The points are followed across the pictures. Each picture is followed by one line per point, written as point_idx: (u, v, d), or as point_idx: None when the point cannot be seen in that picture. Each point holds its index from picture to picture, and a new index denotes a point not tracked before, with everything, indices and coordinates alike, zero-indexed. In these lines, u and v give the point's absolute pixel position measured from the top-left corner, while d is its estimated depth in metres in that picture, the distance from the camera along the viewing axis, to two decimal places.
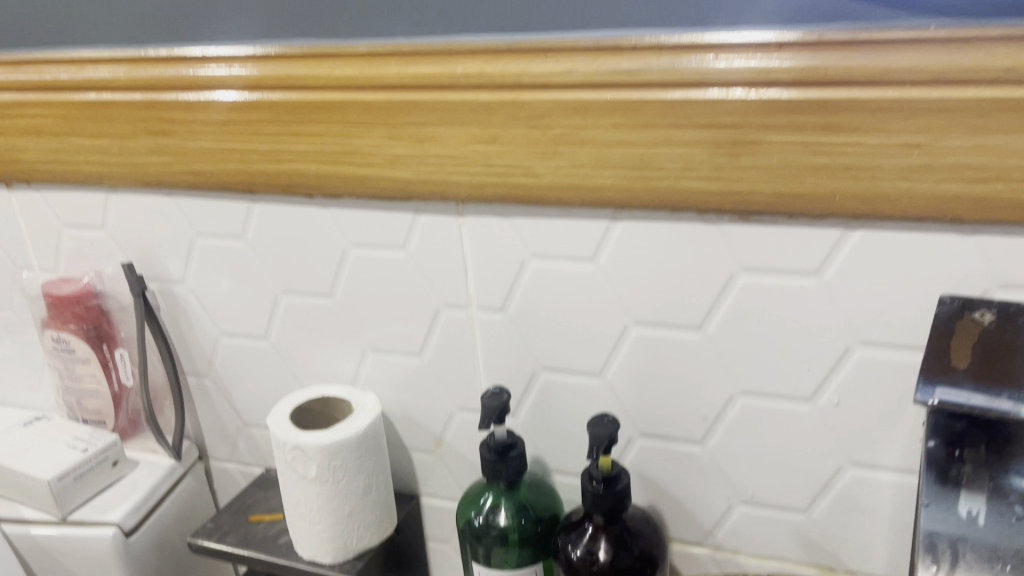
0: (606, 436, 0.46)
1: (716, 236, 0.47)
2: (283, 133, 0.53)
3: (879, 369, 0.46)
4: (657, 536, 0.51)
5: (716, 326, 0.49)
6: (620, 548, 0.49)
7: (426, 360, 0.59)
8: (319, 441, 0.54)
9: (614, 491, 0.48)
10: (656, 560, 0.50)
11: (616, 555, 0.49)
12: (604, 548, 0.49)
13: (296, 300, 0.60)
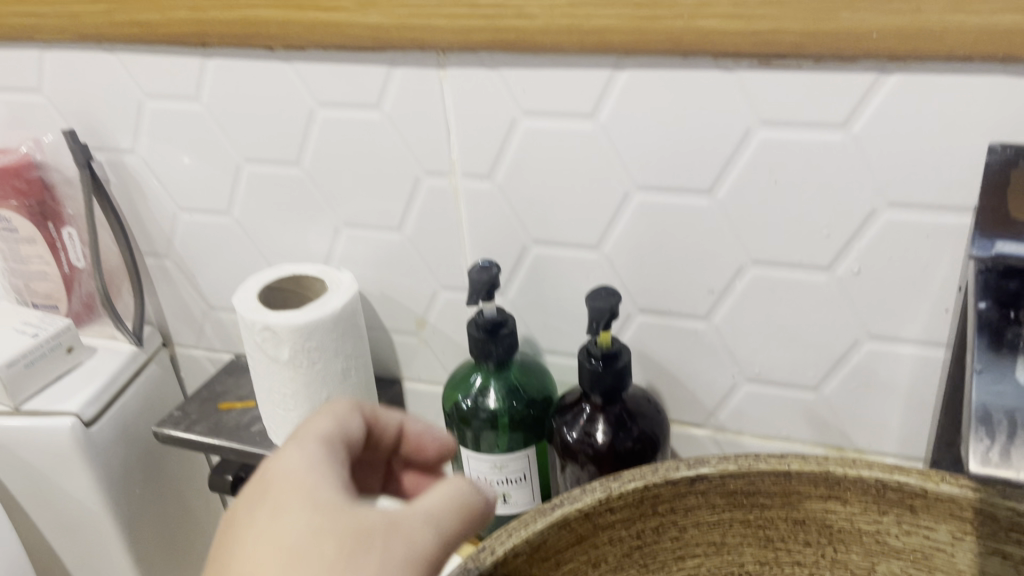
0: (608, 309, 0.42)
1: (732, 85, 0.42)
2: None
3: (906, 233, 0.42)
4: (659, 416, 0.48)
5: (727, 190, 0.44)
6: (619, 429, 0.46)
7: (406, 236, 0.54)
8: (290, 321, 0.49)
9: (615, 370, 0.44)
10: (658, 443, 0.47)
11: (614, 437, 0.45)
12: (602, 429, 0.45)
13: (261, 170, 0.55)
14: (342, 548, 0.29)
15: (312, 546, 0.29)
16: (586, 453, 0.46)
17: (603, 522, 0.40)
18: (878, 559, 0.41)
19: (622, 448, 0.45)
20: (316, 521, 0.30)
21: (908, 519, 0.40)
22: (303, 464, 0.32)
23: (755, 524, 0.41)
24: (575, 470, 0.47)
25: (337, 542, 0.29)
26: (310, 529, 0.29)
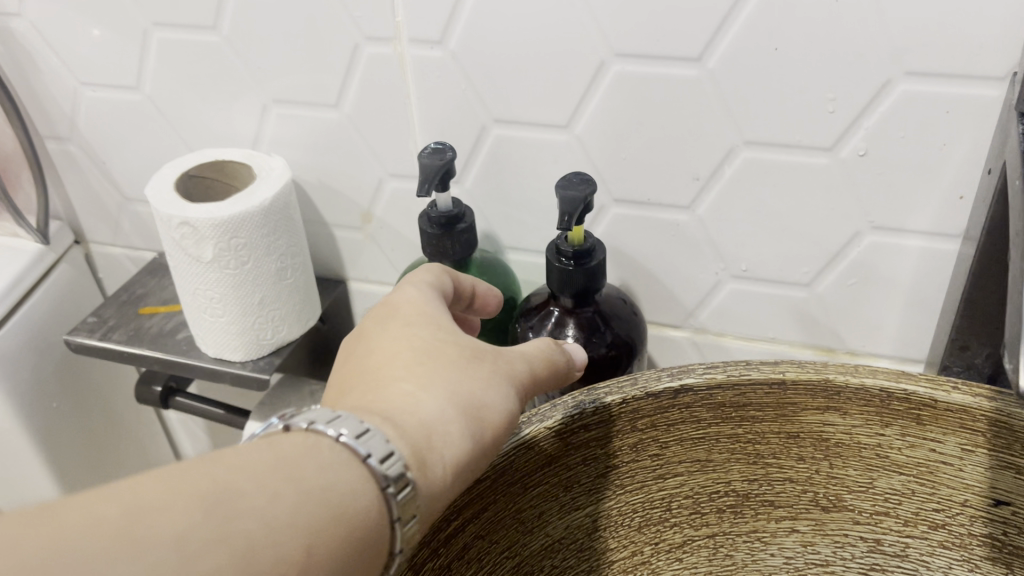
0: (582, 200, 0.36)
1: None
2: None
3: (925, 109, 0.37)
4: (637, 318, 0.43)
5: (720, 59, 0.38)
6: (592, 334, 0.40)
7: (346, 115, 0.46)
8: (211, 216, 0.43)
9: (588, 268, 0.38)
10: (634, 347, 0.42)
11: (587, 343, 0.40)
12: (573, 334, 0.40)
13: (171, 37, 0.46)
14: (469, 355, 0.30)
15: (443, 348, 0.30)
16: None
17: (576, 440, 0.35)
18: (878, 474, 0.36)
19: (595, 354, 0.40)
20: (443, 336, 0.31)
21: (912, 431, 0.35)
22: (428, 298, 0.33)
23: (745, 439, 0.37)
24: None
25: (464, 355, 0.30)
26: (441, 339, 0.31)
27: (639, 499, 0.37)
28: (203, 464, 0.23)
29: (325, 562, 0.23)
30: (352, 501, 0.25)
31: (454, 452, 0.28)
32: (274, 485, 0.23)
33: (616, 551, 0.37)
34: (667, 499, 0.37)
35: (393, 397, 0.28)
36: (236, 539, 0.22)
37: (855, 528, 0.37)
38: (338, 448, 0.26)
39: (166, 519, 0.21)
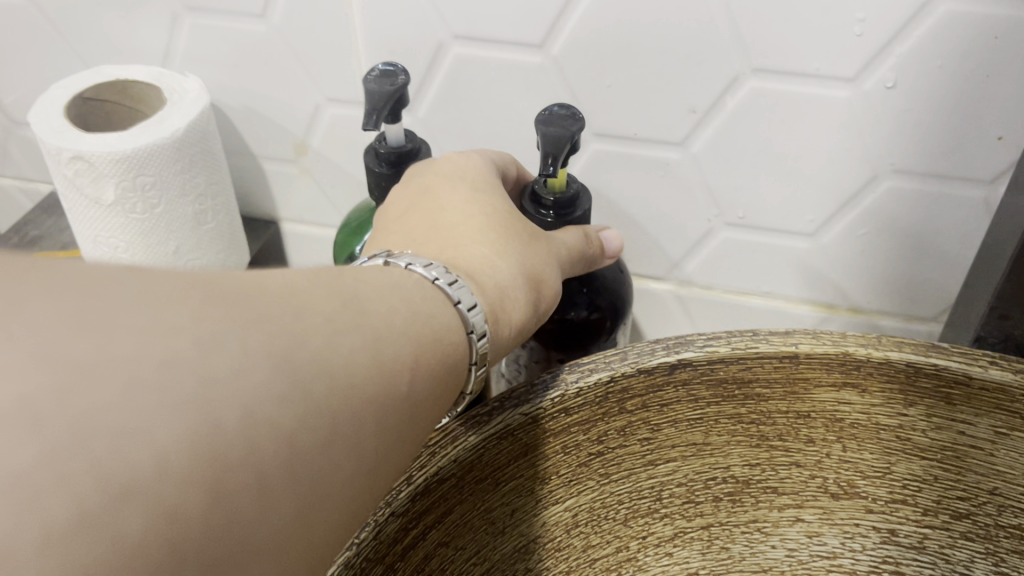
0: (570, 142, 0.30)
1: None
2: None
3: (971, 35, 0.30)
4: (623, 277, 0.37)
5: None
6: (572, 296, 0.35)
7: (273, 26, 0.39)
8: (109, 149, 0.35)
9: (572, 220, 0.33)
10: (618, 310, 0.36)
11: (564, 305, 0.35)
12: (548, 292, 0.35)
13: None
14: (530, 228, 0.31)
15: (511, 212, 0.30)
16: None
17: (557, 426, 0.30)
18: (897, 458, 0.32)
19: (574, 317, 0.35)
20: (508, 202, 0.31)
21: (940, 412, 0.31)
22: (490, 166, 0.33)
23: (748, 419, 0.32)
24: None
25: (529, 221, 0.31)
26: (508, 204, 0.31)
27: (625, 489, 0.32)
28: (329, 272, 0.24)
29: (423, 387, 0.23)
30: (451, 336, 0.25)
31: (520, 312, 0.28)
32: (389, 302, 0.24)
33: (599, 548, 0.33)
34: (658, 488, 0.33)
35: (467, 252, 0.28)
36: (368, 331, 0.22)
37: (867, 517, 0.33)
38: (429, 288, 0.25)
39: (313, 299, 0.22)
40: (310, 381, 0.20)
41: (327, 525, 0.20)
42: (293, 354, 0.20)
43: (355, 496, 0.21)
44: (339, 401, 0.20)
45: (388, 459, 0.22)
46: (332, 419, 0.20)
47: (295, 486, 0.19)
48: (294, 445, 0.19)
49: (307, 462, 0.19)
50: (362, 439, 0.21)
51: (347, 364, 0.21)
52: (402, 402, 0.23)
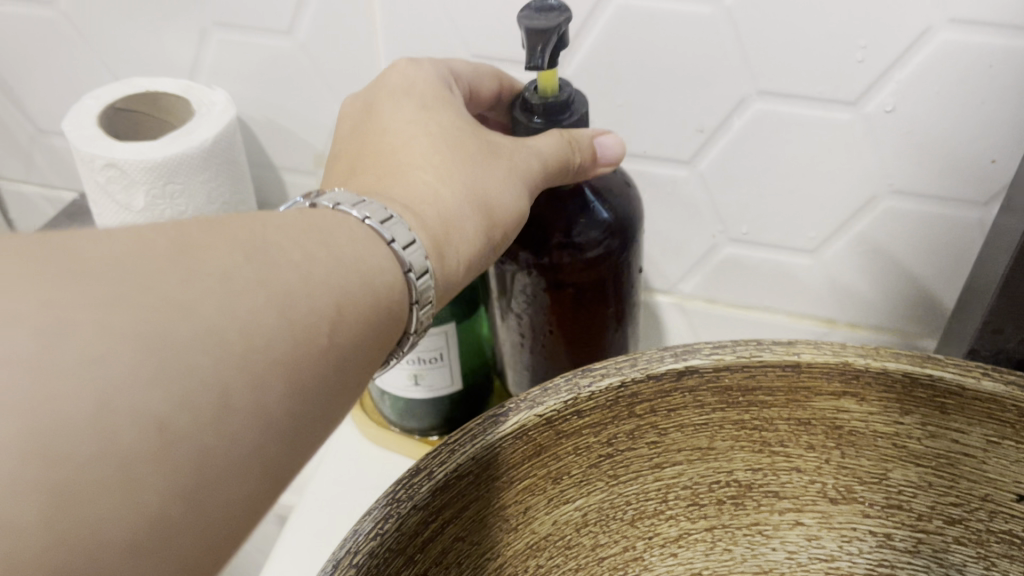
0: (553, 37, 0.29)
1: None
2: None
3: (965, 64, 0.32)
4: (631, 195, 0.36)
5: None
6: (576, 218, 0.34)
7: (298, 43, 0.40)
8: (141, 158, 0.37)
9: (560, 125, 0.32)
10: (626, 227, 0.35)
11: (569, 228, 0.34)
12: (553, 215, 0.34)
13: None
14: (489, 153, 0.30)
15: (458, 144, 0.30)
16: (528, 248, 0.34)
17: (569, 428, 0.31)
18: (894, 465, 0.33)
19: (583, 241, 0.34)
20: (454, 132, 0.30)
21: (935, 421, 0.32)
22: (437, 89, 0.32)
23: (751, 425, 0.33)
24: (513, 272, 0.36)
25: (480, 150, 0.30)
26: (454, 134, 0.30)
27: (633, 491, 0.34)
28: (245, 218, 0.23)
29: (349, 330, 0.23)
30: (381, 278, 0.25)
31: (468, 247, 0.28)
32: (307, 246, 0.23)
33: (607, 547, 0.34)
34: (664, 490, 0.34)
35: (410, 187, 0.28)
36: (274, 285, 0.22)
37: (865, 521, 0.34)
38: (360, 227, 0.25)
39: (209, 255, 0.21)
40: (186, 356, 0.19)
41: (233, 500, 0.20)
42: (173, 332, 0.19)
43: (265, 465, 0.21)
44: (227, 370, 0.20)
45: (304, 415, 0.22)
46: (218, 394, 0.20)
47: (179, 469, 0.19)
48: (168, 429, 0.19)
49: (184, 445, 0.19)
50: (266, 403, 0.21)
51: (239, 326, 0.20)
52: (317, 354, 0.22)
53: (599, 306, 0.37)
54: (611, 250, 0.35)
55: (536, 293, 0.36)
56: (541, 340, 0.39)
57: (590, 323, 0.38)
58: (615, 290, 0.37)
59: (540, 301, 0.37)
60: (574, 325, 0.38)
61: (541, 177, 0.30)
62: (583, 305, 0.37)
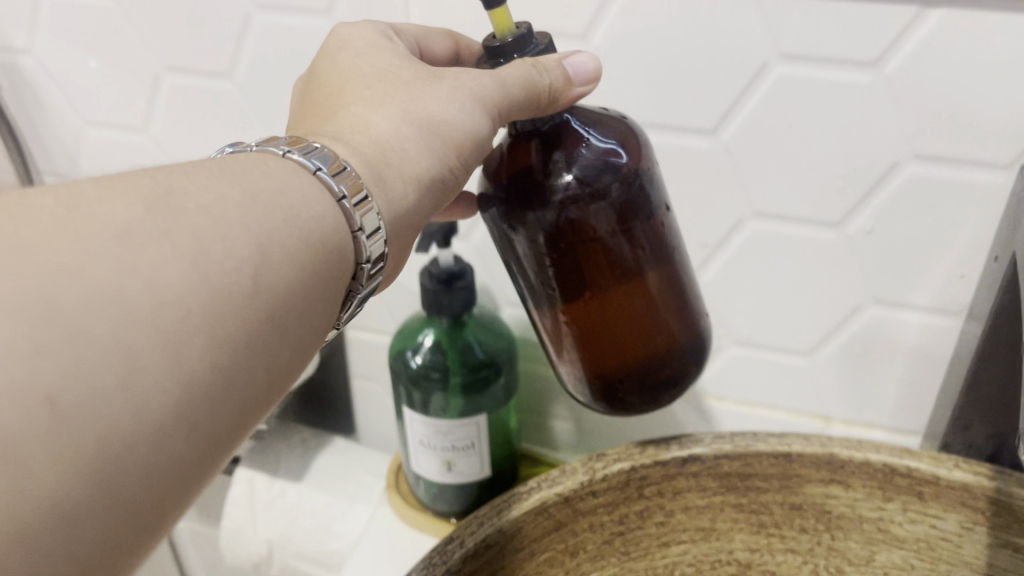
0: None
1: (752, 12, 0.36)
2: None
3: (929, 194, 0.38)
4: (625, 126, 0.33)
5: (735, 130, 0.39)
6: (580, 164, 0.31)
7: None
8: None
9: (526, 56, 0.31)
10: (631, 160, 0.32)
11: (577, 170, 0.31)
12: (551, 156, 0.32)
13: (185, 83, 0.47)
14: (429, 82, 0.30)
15: (392, 74, 0.30)
16: (538, 206, 0.31)
17: (585, 506, 0.36)
18: (880, 548, 0.36)
19: (596, 183, 0.31)
20: (387, 66, 0.31)
21: (914, 507, 0.35)
22: (374, 38, 0.33)
23: (749, 508, 0.37)
24: (531, 231, 0.32)
25: (416, 80, 0.30)
26: (388, 69, 0.31)
27: (641, 566, 0.37)
28: (151, 170, 0.23)
29: (268, 275, 0.23)
30: (304, 209, 0.25)
31: (411, 167, 0.29)
32: (219, 189, 0.23)
33: None
34: (671, 566, 0.38)
35: (343, 120, 0.29)
36: (176, 232, 0.21)
37: None
38: (286, 162, 0.26)
39: (105, 208, 0.21)
40: (82, 321, 0.19)
41: (157, 465, 0.20)
42: (63, 298, 0.19)
43: (188, 425, 0.21)
44: (132, 331, 0.19)
45: (229, 368, 0.22)
46: (123, 359, 0.19)
47: (86, 442, 0.18)
48: (64, 401, 0.18)
49: (83, 416, 0.18)
50: (184, 360, 0.20)
51: (143, 284, 0.20)
52: (240, 300, 0.22)
53: (637, 266, 0.33)
54: (626, 181, 0.32)
55: (557, 265, 0.33)
56: (579, 317, 0.34)
57: (631, 278, 0.33)
58: (649, 238, 0.33)
59: (561, 277, 0.33)
60: (614, 292, 0.33)
61: (498, 103, 0.30)
62: (616, 268, 0.33)
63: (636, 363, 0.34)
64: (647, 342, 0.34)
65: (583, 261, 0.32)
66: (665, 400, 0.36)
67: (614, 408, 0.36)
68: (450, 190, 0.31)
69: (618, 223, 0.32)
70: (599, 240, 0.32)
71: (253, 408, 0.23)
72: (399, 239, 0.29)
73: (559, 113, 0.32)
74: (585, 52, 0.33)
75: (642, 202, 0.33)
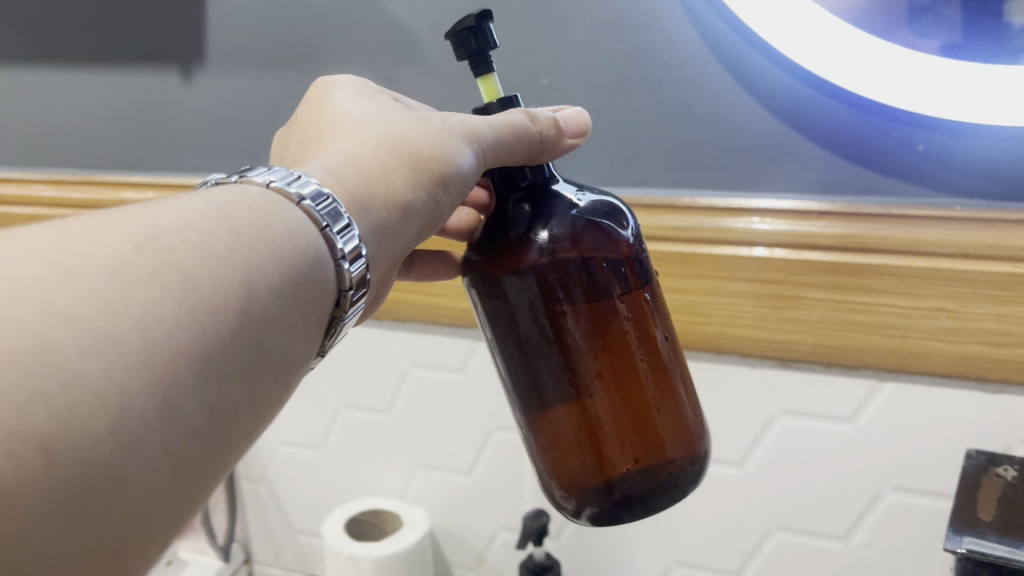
0: (469, 27, 0.35)
1: (759, 380, 0.52)
2: None
3: (908, 516, 0.50)
4: (611, 195, 0.38)
5: (755, 463, 0.53)
6: (560, 218, 0.36)
7: (474, 479, 0.63)
8: (370, 553, 0.57)
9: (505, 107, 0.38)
10: (618, 225, 0.36)
11: (556, 225, 0.35)
12: (534, 213, 0.36)
13: (356, 415, 0.66)
14: (416, 122, 0.35)
15: (378, 116, 0.35)
16: (527, 256, 0.36)
17: None
18: None
19: (572, 227, 0.35)
20: (373, 112, 0.36)
21: None
22: (354, 95, 0.37)
23: None
24: (518, 293, 0.36)
25: (405, 120, 0.35)
26: (373, 114, 0.35)
27: None
28: (136, 209, 0.26)
29: (257, 306, 0.26)
30: (295, 232, 0.28)
31: (400, 184, 0.32)
32: (206, 226, 0.26)
33: None
34: None
35: (332, 148, 0.33)
36: (167, 269, 0.24)
37: None
38: (269, 193, 0.29)
39: (96, 253, 0.24)
40: (75, 368, 0.21)
41: (138, 496, 0.22)
42: (59, 347, 0.21)
43: (171, 458, 0.23)
44: (122, 374, 0.22)
45: (216, 404, 0.24)
46: (113, 403, 0.21)
47: (75, 483, 0.21)
48: (55, 450, 0.20)
49: (75, 460, 0.21)
50: (172, 397, 0.23)
51: (134, 328, 0.22)
52: (226, 331, 0.25)
53: (619, 333, 0.36)
54: (605, 241, 0.36)
55: (541, 325, 0.36)
56: (568, 393, 0.36)
57: (614, 344, 0.36)
58: (630, 305, 0.37)
59: (549, 337, 0.36)
60: (602, 362, 0.36)
61: (490, 145, 0.35)
62: (597, 337, 0.36)
63: (629, 446, 0.36)
64: (640, 422, 0.37)
65: (568, 320, 0.36)
66: (667, 497, 0.37)
67: (617, 511, 0.37)
68: (436, 223, 0.35)
69: (598, 281, 0.36)
70: (582, 299, 0.36)
71: (236, 438, 0.26)
72: (380, 262, 0.32)
73: (538, 172, 0.38)
74: (574, 109, 0.41)
75: (624, 266, 0.36)
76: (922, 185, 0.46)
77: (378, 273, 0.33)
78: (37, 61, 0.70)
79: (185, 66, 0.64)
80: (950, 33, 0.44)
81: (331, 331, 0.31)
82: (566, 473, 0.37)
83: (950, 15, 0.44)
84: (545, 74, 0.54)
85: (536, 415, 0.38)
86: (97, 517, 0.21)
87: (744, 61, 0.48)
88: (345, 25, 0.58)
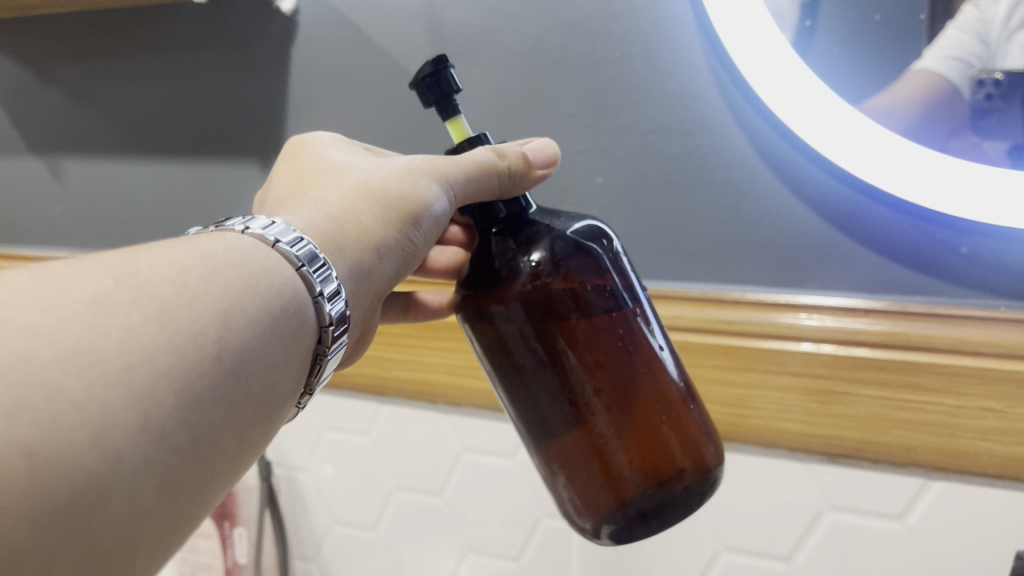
0: (431, 75, 0.38)
1: (807, 475, 0.52)
2: (404, 332, 0.62)
3: None
4: (591, 219, 0.42)
5: (803, 558, 0.54)
6: (545, 243, 0.39)
7: (522, 565, 0.64)
8: None
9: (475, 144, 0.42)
10: (599, 247, 0.40)
11: (544, 248, 0.38)
12: (515, 245, 0.39)
13: (407, 496, 0.67)
14: (385, 170, 0.38)
15: (347, 167, 0.39)
16: (516, 283, 0.38)
17: None
18: None
19: (557, 251, 0.38)
20: (342, 163, 0.39)
21: None
22: (326, 151, 0.41)
23: None
24: (509, 322, 0.39)
25: (372, 169, 0.38)
26: (344, 165, 0.39)
27: None
28: (121, 253, 0.28)
29: (238, 334, 0.28)
30: (276, 269, 0.31)
31: (372, 227, 0.36)
32: (183, 264, 0.28)
33: None
34: None
35: (305, 198, 0.36)
36: (146, 299, 0.26)
37: None
38: (246, 237, 0.32)
39: (77, 286, 0.26)
40: (58, 382, 0.23)
41: (120, 509, 0.23)
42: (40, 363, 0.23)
43: (155, 473, 0.24)
44: (104, 392, 0.23)
45: (199, 424, 0.26)
46: (94, 415, 0.23)
47: (60, 490, 0.22)
48: (41, 455, 0.22)
49: (60, 467, 0.22)
50: (154, 414, 0.24)
51: (115, 350, 0.24)
52: (207, 358, 0.27)
53: (611, 351, 0.38)
54: (587, 263, 0.38)
55: (533, 349, 0.38)
56: (569, 417, 0.38)
57: (609, 363, 0.38)
58: (618, 320, 0.39)
59: (543, 360, 0.38)
60: (598, 380, 0.38)
61: (461, 186, 0.39)
62: (588, 357, 0.38)
63: (638, 460, 0.38)
64: (646, 436, 0.38)
65: (558, 342, 0.38)
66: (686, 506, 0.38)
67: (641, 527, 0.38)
68: (409, 258, 0.39)
69: (585, 302, 0.38)
70: (572, 320, 0.38)
71: (217, 460, 0.27)
72: (358, 299, 0.36)
73: (510, 204, 0.41)
74: (543, 140, 0.44)
75: (608, 286, 0.39)
76: (966, 285, 0.48)
77: (358, 308, 0.36)
78: (129, 151, 0.76)
79: (262, 158, 0.69)
80: (1013, 134, 0.46)
81: (315, 368, 0.33)
82: (583, 498, 0.39)
83: (1009, 120, 0.46)
84: (602, 174, 0.57)
85: (545, 442, 0.40)
86: (82, 526, 0.23)
87: (790, 162, 0.50)
88: (414, 125, 0.62)
